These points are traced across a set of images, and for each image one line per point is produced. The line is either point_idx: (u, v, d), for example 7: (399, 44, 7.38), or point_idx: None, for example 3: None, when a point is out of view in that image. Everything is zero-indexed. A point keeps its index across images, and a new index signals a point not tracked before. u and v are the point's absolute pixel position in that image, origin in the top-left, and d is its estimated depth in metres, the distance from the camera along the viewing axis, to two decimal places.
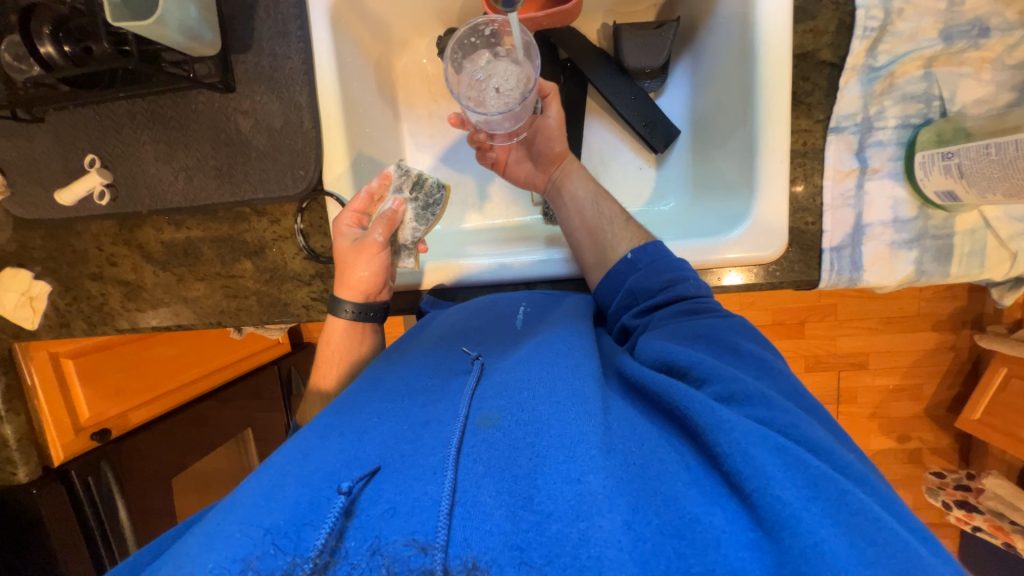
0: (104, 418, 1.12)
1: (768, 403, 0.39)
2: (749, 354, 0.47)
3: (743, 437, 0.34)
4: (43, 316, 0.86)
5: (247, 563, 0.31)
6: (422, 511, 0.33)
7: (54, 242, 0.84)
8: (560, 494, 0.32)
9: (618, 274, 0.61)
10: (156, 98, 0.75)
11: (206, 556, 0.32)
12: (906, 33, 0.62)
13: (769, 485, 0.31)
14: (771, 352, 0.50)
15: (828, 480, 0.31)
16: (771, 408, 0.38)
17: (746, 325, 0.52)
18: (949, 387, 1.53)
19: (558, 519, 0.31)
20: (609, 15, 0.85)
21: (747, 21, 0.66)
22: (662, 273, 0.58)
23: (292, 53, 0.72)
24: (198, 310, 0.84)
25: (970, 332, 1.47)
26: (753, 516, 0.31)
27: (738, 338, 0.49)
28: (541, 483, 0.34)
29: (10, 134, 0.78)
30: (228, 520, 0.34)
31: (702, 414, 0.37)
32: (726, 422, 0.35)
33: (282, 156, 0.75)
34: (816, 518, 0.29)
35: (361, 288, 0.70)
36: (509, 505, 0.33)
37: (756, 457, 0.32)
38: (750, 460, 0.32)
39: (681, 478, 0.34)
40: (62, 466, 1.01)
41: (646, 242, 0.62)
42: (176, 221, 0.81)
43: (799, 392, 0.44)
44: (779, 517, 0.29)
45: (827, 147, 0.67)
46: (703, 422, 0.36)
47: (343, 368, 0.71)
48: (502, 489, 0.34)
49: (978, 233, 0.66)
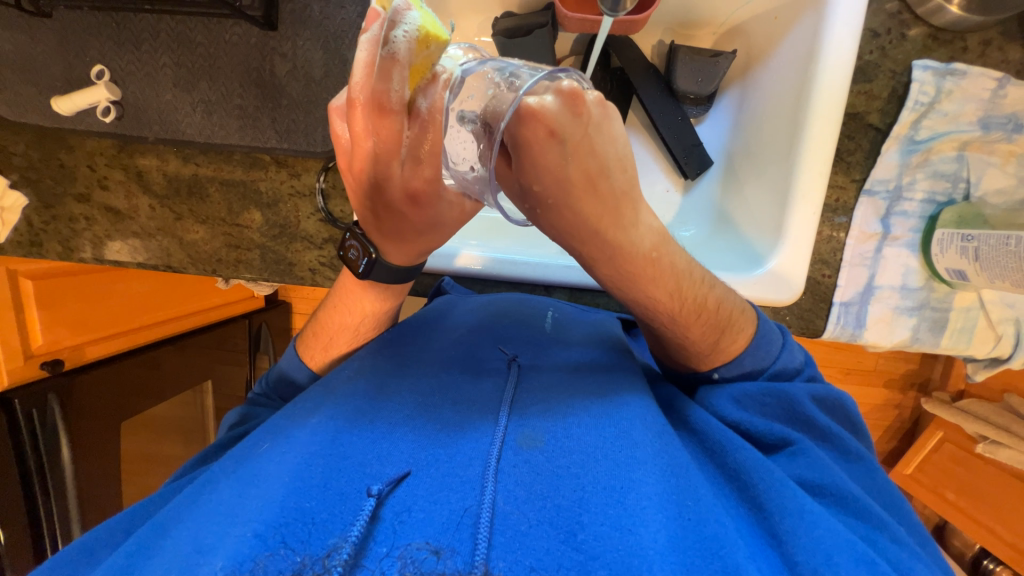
0: (59, 348, 1.04)
1: (868, 520, 0.42)
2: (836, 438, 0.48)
3: (830, 538, 0.37)
4: (13, 230, 0.79)
5: (256, 564, 0.30)
6: (460, 529, 0.34)
7: (39, 151, 0.76)
8: (609, 540, 0.35)
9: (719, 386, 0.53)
10: (185, 20, 0.69)
11: (228, 533, 0.33)
12: (950, 114, 0.66)
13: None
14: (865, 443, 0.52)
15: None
16: (866, 522, 0.42)
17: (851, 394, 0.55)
18: (887, 441, 1.65)
19: (604, 565, 0.33)
20: (667, 33, 0.84)
21: (809, 66, 0.67)
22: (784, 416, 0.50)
23: (347, 4, 0.68)
24: (194, 254, 0.78)
25: (916, 394, 1.58)
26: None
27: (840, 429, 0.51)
28: (585, 520, 0.36)
29: (8, 25, 0.70)
30: (250, 499, 0.35)
31: (774, 495, 0.41)
32: (811, 515, 0.39)
33: (316, 109, 0.71)
34: None
35: (415, 251, 0.52)
36: (553, 537, 0.35)
37: (841, 565, 0.36)
38: (833, 564, 0.36)
39: (742, 551, 0.36)
40: (5, 394, 0.93)
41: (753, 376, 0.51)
42: (184, 155, 0.75)
43: (877, 486, 0.47)
44: None
45: (857, 207, 0.69)
46: (777, 504, 0.40)
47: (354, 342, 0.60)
48: (544, 519, 0.36)
49: (972, 312, 0.70)
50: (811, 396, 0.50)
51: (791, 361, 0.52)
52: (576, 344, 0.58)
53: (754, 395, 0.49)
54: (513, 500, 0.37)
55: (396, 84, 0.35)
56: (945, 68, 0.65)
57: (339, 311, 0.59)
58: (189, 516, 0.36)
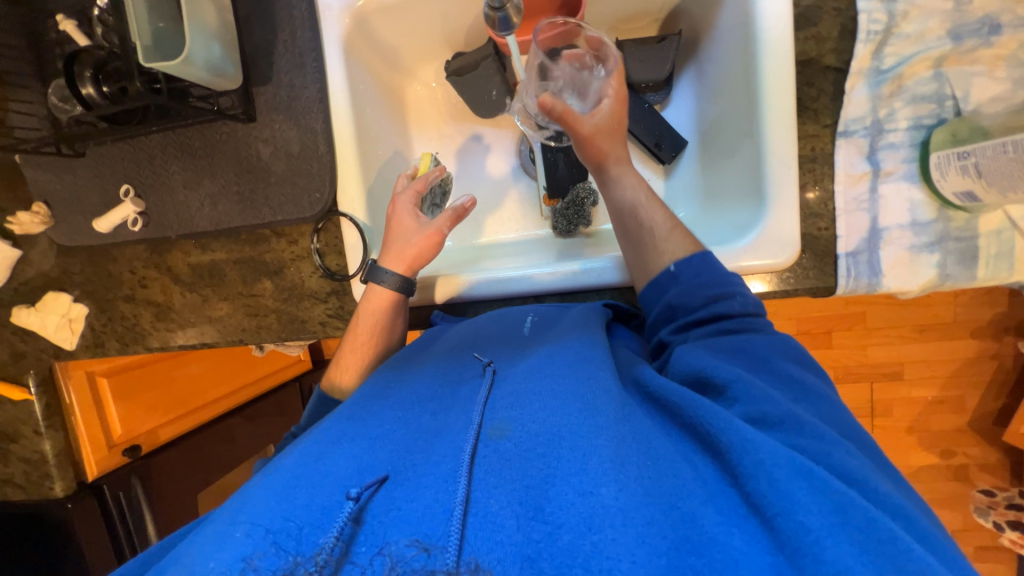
0: (136, 434, 1.15)
1: (819, 437, 0.42)
2: (784, 374, 0.50)
3: (769, 457, 0.37)
4: (81, 337, 0.92)
5: (248, 564, 0.34)
6: (432, 517, 0.36)
7: (92, 266, 0.90)
8: (572, 505, 0.36)
9: (659, 286, 0.63)
10: (185, 131, 0.80)
11: (215, 557, 0.35)
12: (913, 35, 0.62)
13: (793, 512, 0.34)
14: (812, 371, 0.53)
15: (862, 514, 0.34)
16: (804, 435, 0.41)
17: (790, 342, 0.56)
18: (994, 399, 1.44)
19: (569, 530, 0.34)
20: (611, 32, 0.86)
21: (748, 26, 0.67)
22: (708, 287, 0.59)
23: (308, 83, 0.77)
24: (222, 328, 0.87)
25: (1013, 339, 1.39)
26: (774, 538, 0.34)
27: (775, 357, 0.52)
28: (551, 494, 0.37)
29: (52, 167, 0.85)
30: (241, 517, 0.38)
31: (726, 432, 0.40)
32: (752, 441, 0.39)
33: (299, 180, 0.79)
34: (842, 545, 0.32)
35: (409, 261, 0.74)
36: (520, 514, 0.36)
37: (779, 478, 0.36)
38: (789, 494, 0.35)
39: (698, 496, 0.37)
40: (95, 482, 1.04)
41: (693, 254, 0.63)
42: (202, 244, 0.86)
43: (842, 421, 0.47)
44: (803, 542, 0.33)
45: (837, 152, 0.66)
46: (727, 442, 0.40)
47: (368, 361, 0.73)
48: (513, 500, 0.37)
49: (1004, 234, 0.63)
50: (783, 354, 0.53)
51: (726, 297, 0.58)
52: (555, 334, 0.59)
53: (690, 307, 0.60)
54: (486, 487, 0.38)
55: (406, 176, 0.81)
56: None
57: (352, 342, 0.74)
58: (194, 545, 0.40)
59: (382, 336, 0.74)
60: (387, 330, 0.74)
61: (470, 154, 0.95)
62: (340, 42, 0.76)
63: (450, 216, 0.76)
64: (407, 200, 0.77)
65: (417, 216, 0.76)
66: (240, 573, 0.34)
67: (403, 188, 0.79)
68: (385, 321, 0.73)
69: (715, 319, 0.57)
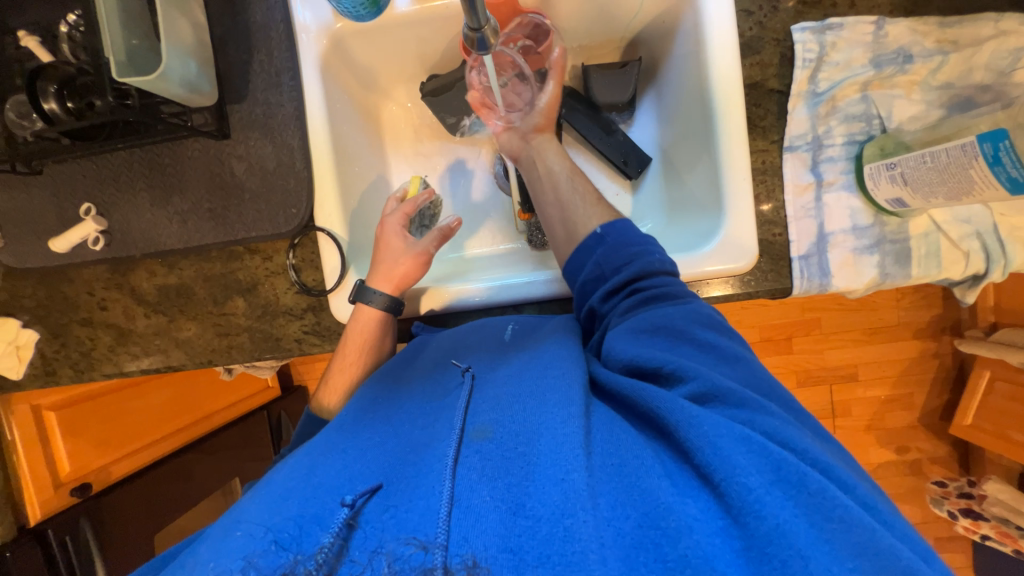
0: (87, 471, 1.07)
1: (742, 403, 0.44)
2: (706, 343, 0.52)
3: (712, 429, 0.40)
4: (29, 365, 0.86)
5: (248, 561, 0.34)
6: (425, 517, 0.36)
7: (45, 289, 0.85)
8: (549, 496, 0.37)
9: (587, 248, 0.65)
10: (153, 147, 0.79)
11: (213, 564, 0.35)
12: (841, 63, 0.70)
13: (735, 474, 0.37)
14: (731, 337, 0.55)
15: (795, 470, 0.37)
16: (742, 408, 0.44)
17: (711, 309, 0.57)
18: (938, 395, 1.55)
19: (546, 521, 0.35)
20: (577, 58, 0.92)
21: (700, 52, 0.73)
22: (630, 247, 0.62)
23: (285, 101, 0.78)
24: (190, 350, 0.84)
25: (950, 338, 1.51)
26: (723, 503, 0.37)
27: (696, 327, 0.54)
28: (533, 491, 0.37)
29: (3, 185, 0.80)
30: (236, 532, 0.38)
31: (674, 413, 0.43)
32: (697, 415, 0.41)
33: (275, 196, 0.78)
34: (778, 500, 0.35)
35: (396, 282, 0.75)
36: (505, 508, 0.37)
37: (723, 445, 0.39)
38: (730, 459, 0.38)
39: (656, 472, 0.40)
40: (38, 526, 0.96)
41: (617, 219, 0.66)
42: (169, 263, 0.83)
43: (766, 383, 0.49)
44: (745, 502, 0.35)
45: (784, 165, 0.72)
46: (675, 420, 0.42)
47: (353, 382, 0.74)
48: (497, 496, 0.37)
49: (931, 236, 0.71)
50: (704, 322, 0.55)
51: (647, 262, 0.60)
52: (539, 338, 0.60)
53: (615, 267, 0.62)
54: (471, 483, 0.38)
55: (394, 200, 0.83)
56: (821, 25, 0.70)
57: (338, 366, 0.74)
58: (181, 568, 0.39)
59: (368, 360, 0.74)
60: (372, 352, 0.74)
61: (447, 172, 0.97)
62: (317, 63, 0.78)
63: (437, 237, 0.79)
64: (397, 222, 0.78)
65: (405, 238, 0.78)
66: (241, 569, 0.34)
67: (392, 210, 0.81)
68: (372, 343, 0.74)
69: (635, 294, 0.59)
